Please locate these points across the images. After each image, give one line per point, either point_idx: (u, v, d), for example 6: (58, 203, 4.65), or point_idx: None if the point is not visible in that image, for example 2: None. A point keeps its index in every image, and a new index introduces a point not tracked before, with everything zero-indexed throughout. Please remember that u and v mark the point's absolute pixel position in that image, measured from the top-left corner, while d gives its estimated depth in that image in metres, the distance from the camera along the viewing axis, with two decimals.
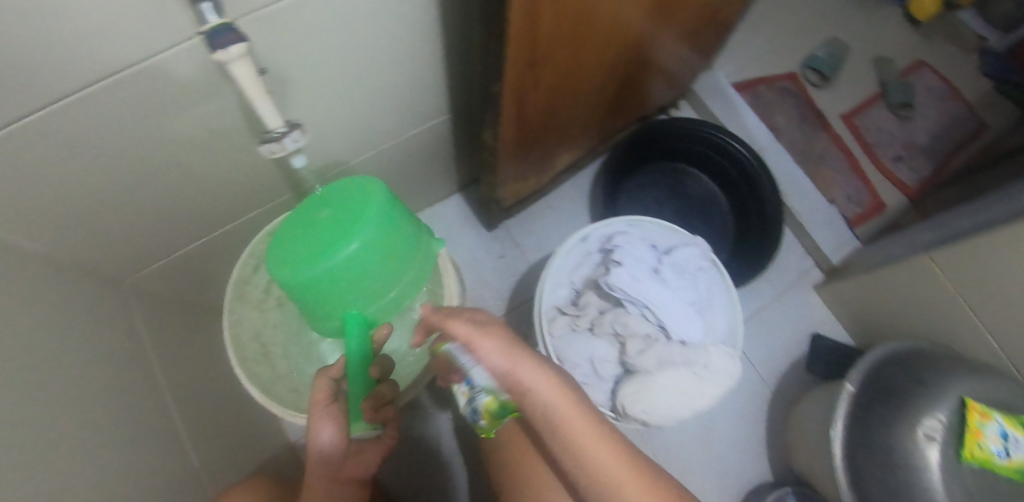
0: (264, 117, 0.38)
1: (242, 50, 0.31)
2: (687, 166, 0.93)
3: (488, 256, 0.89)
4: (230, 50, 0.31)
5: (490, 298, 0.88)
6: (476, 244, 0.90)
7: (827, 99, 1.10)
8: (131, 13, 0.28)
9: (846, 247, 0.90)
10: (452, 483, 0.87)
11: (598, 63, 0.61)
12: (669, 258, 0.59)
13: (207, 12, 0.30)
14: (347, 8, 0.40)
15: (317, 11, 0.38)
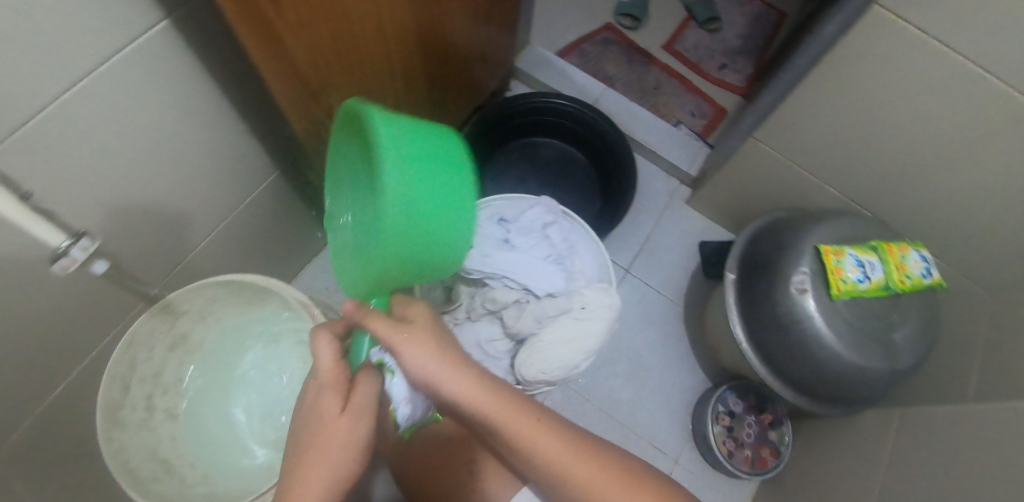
0: (42, 236, 0.41)
1: None
2: (537, 137, 0.97)
3: None
4: None
5: None
6: None
7: (644, 37, 1.19)
8: None
9: (698, 156, 0.98)
10: None
11: (392, 72, 0.64)
12: (518, 226, 0.62)
13: None
14: (101, 107, 0.39)
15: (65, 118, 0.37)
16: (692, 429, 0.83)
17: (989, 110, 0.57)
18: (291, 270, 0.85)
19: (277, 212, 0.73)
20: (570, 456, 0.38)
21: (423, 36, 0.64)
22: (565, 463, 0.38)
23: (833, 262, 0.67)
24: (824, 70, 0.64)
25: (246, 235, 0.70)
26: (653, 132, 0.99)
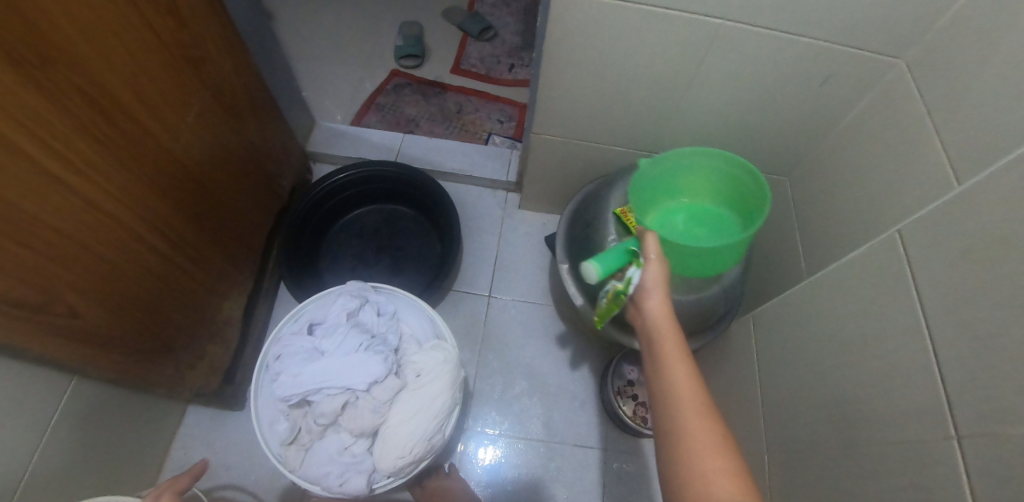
0: None
1: None
2: (355, 209, 0.97)
3: None
4: None
5: None
6: (246, 427, 0.84)
7: (430, 69, 1.23)
8: None
9: (512, 160, 1.01)
10: None
11: (151, 237, 0.61)
12: (325, 327, 0.61)
13: None
14: None
15: None
16: (605, 411, 0.84)
17: (682, 37, 0.62)
18: (154, 458, 0.79)
19: (97, 415, 0.67)
20: (680, 400, 0.42)
21: (167, 188, 0.63)
22: (675, 391, 0.43)
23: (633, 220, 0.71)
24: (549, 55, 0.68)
25: (74, 455, 0.64)
26: (465, 157, 1.01)
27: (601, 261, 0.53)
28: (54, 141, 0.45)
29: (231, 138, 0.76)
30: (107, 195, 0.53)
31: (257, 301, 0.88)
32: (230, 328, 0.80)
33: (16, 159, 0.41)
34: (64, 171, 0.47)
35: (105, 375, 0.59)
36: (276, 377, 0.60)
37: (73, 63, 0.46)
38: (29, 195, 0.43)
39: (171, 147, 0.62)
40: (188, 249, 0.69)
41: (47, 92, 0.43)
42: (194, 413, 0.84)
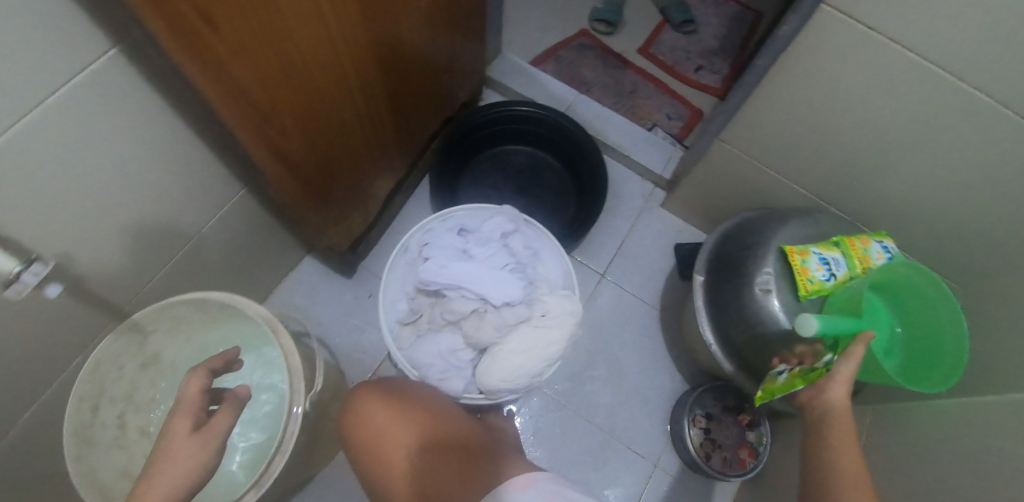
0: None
1: None
2: (510, 144, 0.98)
3: (357, 301, 0.88)
4: None
5: (375, 339, 0.87)
6: (342, 295, 0.89)
7: (618, 41, 1.20)
8: None
9: (672, 160, 0.99)
10: None
11: (351, 90, 0.64)
12: (477, 235, 0.63)
13: None
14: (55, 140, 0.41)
15: (34, 151, 0.40)
16: (670, 431, 0.82)
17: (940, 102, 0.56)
18: (265, 286, 0.86)
19: (246, 229, 0.73)
20: (843, 478, 0.46)
21: (380, 52, 0.65)
22: (836, 480, 0.46)
23: (799, 263, 0.66)
24: (790, 64, 0.62)
25: (212, 253, 0.70)
26: (629, 138, 1.00)
27: (823, 321, 0.53)
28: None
29: (439, 29, 0.77)
30: (337, 35, 0.55)
31: (399, 192, 0.91)
32: (373, 202, 0.85)
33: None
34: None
35: (278, 198, 0.64)
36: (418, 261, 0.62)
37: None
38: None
39: (398, 15, 0.64)
40: (372, 115, 0.71)
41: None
42: (306, 263, 0.90)
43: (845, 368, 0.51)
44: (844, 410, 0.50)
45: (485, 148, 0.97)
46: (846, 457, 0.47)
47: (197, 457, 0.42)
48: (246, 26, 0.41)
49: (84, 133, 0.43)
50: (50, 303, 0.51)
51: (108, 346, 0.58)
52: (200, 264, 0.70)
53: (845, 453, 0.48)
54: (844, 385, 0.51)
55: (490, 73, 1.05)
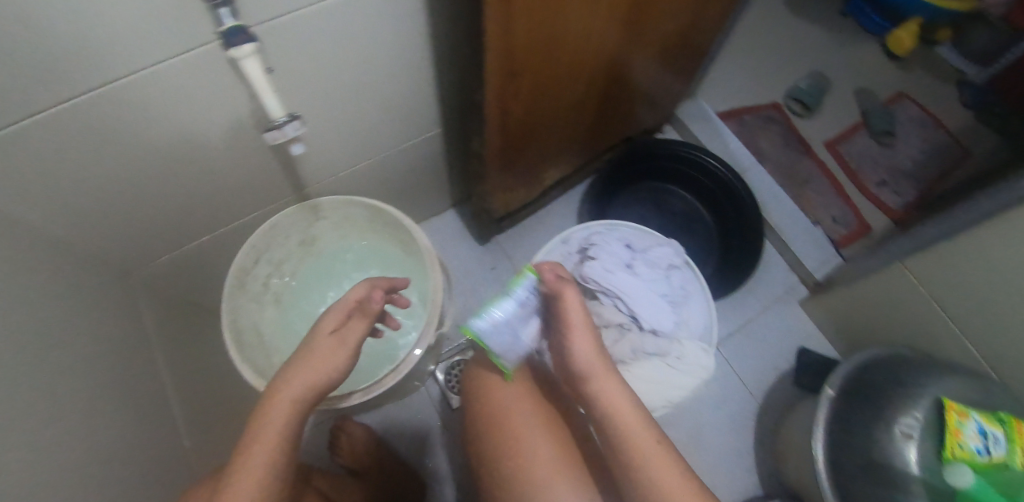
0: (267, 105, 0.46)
1: (250, 47, 0.39)
2: (672, 185, 0.98)
3: (480, 267, 0.92)
4: (243, 47, 0.39)
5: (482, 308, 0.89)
6: (468, 256, 0.92)
7: (809, 127, 1.16)
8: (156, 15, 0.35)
9: (830, 263, 0.92)
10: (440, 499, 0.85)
11: (578, 75, 0.66)
12: (643, 255, 0.63)
13: (224, 15, 0.37)
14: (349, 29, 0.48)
15: (334, 31, 0.47)
16: None
17: None
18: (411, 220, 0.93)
19: (425, 164, 0.79)
20: None
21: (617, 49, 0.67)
22: None
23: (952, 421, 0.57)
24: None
25: (393, 172, 0.77)
26: (791, 223, 0.96)
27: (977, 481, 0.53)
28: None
29: (665, 53, 0.78)
30: (599, 17, 0.56)
31: (559, 187, 0.93)
32: (540, 188, 0.86)
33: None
34: None
35: (477, 149, 0.67)
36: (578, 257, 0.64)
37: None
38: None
39: (648, 21, 0.65)
40: (577, 109, 0.74)
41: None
42: (449, 215, 0.97)
43: (574, 314, 0.45)
44: (594, 356, 0.43)
45: (647, 179, 0.98)
46: (581, 339, 0.43)
47: (325, 371, 0.43)
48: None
49: (374, 31, 0.50)
50: (267, 155, 0.60)
51: (285, 215, 0.63)
52: (379, 177, 0.77)
53: (612, 400, 0.41)
54: (580, 334, 0.44)
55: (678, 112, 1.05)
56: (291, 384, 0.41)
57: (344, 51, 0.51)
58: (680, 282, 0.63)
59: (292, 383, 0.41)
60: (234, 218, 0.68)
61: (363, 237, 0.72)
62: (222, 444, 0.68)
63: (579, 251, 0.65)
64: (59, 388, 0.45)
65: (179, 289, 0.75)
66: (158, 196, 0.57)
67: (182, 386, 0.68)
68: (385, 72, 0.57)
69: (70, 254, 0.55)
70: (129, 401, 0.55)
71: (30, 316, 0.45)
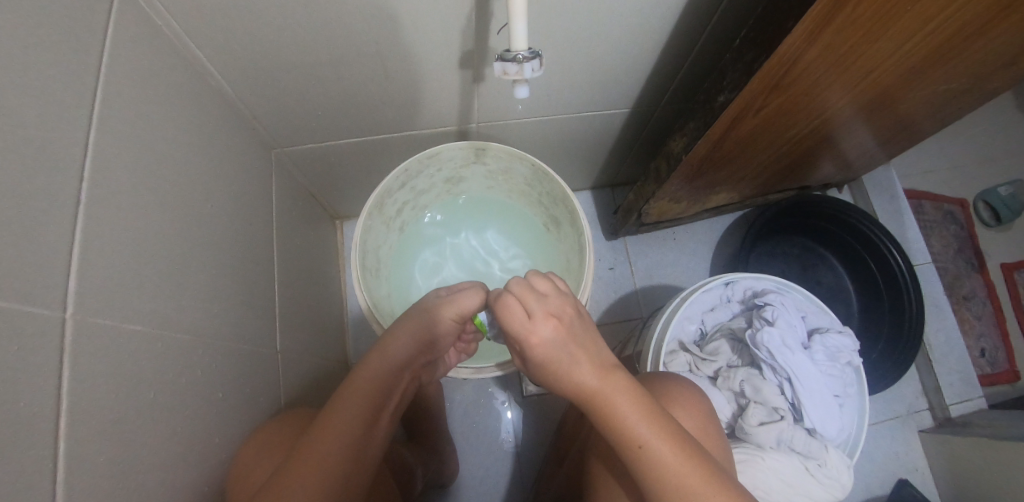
0: (517, 19, 0.37)
1: None
2: (827, 252, 0.89)
3: (597, 264, 0.91)
4: None
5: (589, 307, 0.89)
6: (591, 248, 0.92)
7: (996, 242, 0.99)
8: None
9: (970, 403, 0.83)
10: (491, 469, 0.86)
11: (812, 114, 0.61)
12: (819, 338, 0.54)
13: None
14: None
15: None
16: None
17: None
18: None
19: (594, 140, 0.76)
20: None
21: (867, 97, 0.61)
22: None
23: None
24: None
25: (546, 140, 0.75)
26: (945, 344, 0.86)
27: None
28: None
29: (890, 121, 0.72)
30: (881, 60, 0.52)
31: (707, 212, 0.87)
32: (698, 207, 0.81)
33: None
34: (941, 9, 0.45)
35: (674, 151, 0.62)
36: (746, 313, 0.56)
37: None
38: (928, 3, 0.43)
39: (913, 79, 0.59)
40: (783, 146, 0.68)
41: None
42: (584, 197, 0.94)
43: (551, 356, 0.40)
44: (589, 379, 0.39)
45: (803, 236, 0.91)
46: (565, 372, 0.39)
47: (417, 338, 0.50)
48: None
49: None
50: (450, 77, 0.60)
51: (448, 145, 0.57)
52: (529, 139, 0.75)
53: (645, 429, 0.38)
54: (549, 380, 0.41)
55: (864, 177, 0.96)
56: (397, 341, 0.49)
57: (580, 9, 0.48)
58: (845, 381, 0.54)
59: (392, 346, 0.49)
60: (375, 131, 0.70)
61: (512, 194, 0.67)
62: (306, 337, 0.73)
63: (743, 304, 0.58)
64: (184, 235, 0.47)
65: (311, 176, 0.79)
66: (312, 87, 0.59)
67: (292, 272, 0.72)
68: (609, 41, 0.53)
69: (234, 116, 0.60)
70: (249, 268, 0.58)
71: (180, 166, 0.48)
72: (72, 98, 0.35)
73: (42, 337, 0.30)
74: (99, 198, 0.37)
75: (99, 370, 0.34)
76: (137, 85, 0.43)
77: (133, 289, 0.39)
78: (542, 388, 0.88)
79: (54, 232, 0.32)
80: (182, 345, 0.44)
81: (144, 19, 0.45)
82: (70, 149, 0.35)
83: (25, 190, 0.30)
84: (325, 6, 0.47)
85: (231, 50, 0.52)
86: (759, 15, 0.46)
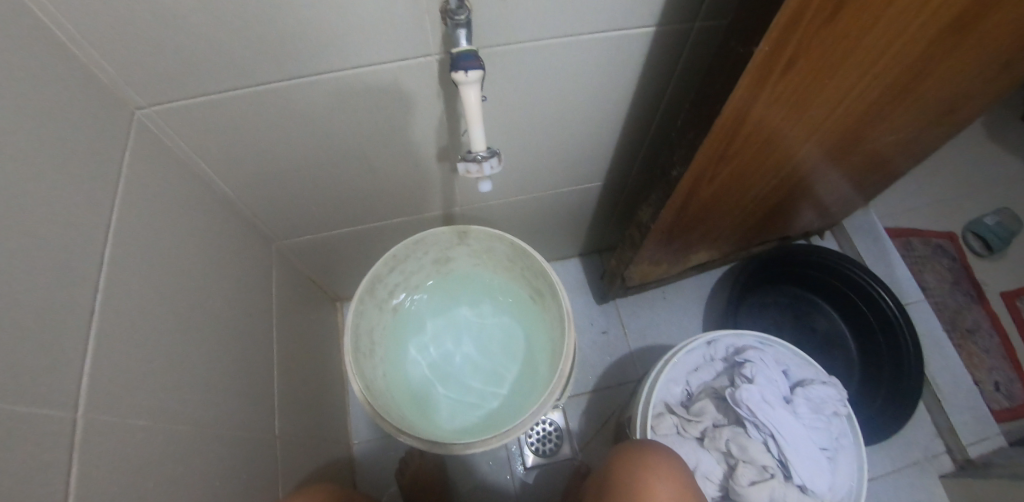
0: (473, 127, 0.42)
1: (477, 73, 0.40)
2: (818, 298, 0.90)
3: (591, 327, 0.93)
4: (469, 71, 0.40)
5: (586, 369, 0.90)
6: (583, 312, 0.94)
7: (990, 272, 0.99)
8: (393, 23, 0.43)
9: (988, 442, 0.81)
10: None
11: (770, 173, 0.65)
12: (802, 391, 0.54)
13: (462, 39, 0.40)
14: (552, 83, 0.51)
15: (537, 80, 0.50)
16: None
17: None
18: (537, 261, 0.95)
19: (573, 212, 0.80)
20: None
21: (819, 153, 0.65)
22: None
23: None
24: None
25: (527, 215, 0.80)
26: (951, 381, 0.85)
27: None
28: (893, 59, 0.49)
29: (852, 169, 0.76)
30: (819, 123, 0.57)
31: (693, 269, 0.89)
32: (681, 266, 0.84)
33: (884, 46, 0.46)
34: (858, 76, 0.50)
35: (644, 220, 0.66)
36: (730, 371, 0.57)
37: (978, 24, 0.48)
38: (843, 74, 0.48)
39: (858, 133, 0.64)
40: (751, 203, 0.71)
41: (950, 26, 0.47)
42: (573, 263, 0.98)
43: None
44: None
45: (792, 285, 0.92)
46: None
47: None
48: (802, 72, 0.45)
49: (568, 91, 0.53)
50: (430, 170, 0.66)
51: (430, 231, 0.62)
52: (511, 217, 0.80)
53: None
54: None
55: (844, 221, 0.99)
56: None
57: (537, 104, 0.54)
58: (836, 432, 0.54)
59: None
60: (367, 221, 0.76)
61: (496, 269, 0.71)
62: (306, 420, 0.75)
63: (725, 361, 0.59)
64: (188, 331, 0.51)
65: (310, 263, 0.84)
66: (306, 187, 0.65)
67: (293, 359, 0.75)
68: (568, 128, 0.59)
69: (238, 218, 0.66)
70: (250, 358, 0.62)
71: (187, 268, 0.53)
72: (92, 219, 0.41)
73: (53, 438, 0.33)
74: (111, 307, 0.41)
75: (105, 466, 0.37)
76: (152, 203, 0.49)
77: (140, 387, 0.43)
78: (546, 458, 0.85)
79: (69, 339, 0.37)
80: (184, 438, 0.47)
81: (157, 145, 0.52)
82: (88, 265, 0.40)
83: (42, 302, 0.35)
84: (312, 119, 0.54)
85: (233, 161, 0.58)
86: (693, 99, 0.51)
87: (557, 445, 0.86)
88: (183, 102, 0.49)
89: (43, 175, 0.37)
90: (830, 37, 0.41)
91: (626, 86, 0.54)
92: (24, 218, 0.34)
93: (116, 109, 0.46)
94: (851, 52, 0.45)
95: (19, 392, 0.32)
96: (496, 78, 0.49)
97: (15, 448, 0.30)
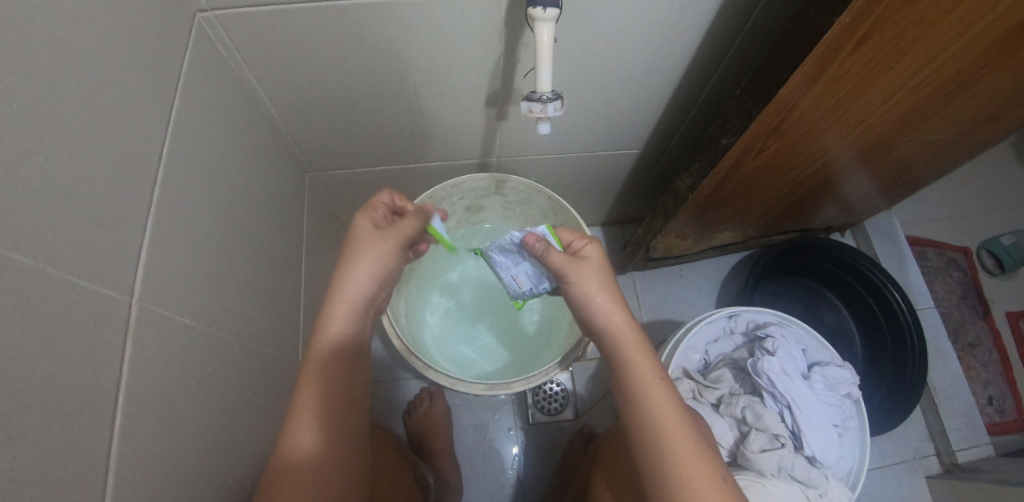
0: (544, 65, 0.42)
1: (555, 11, 0.40)
2: (832, 294, 0.91)
3: None
4: (547, 9, 0.40)
5: None
6: None
7: (1000, 292, 1.00)
8: None
9: (978, 449, 0.84)
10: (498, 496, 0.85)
11: (810, 159, 0.65)
12: (818, 371, 0.56)
13: None
14: (618, 36, 0.50)
15: (604, 32, 0.50)
16: None
17: None
18: None
19: (607, 177, 0.81)
20: None
21: (862, 146, 0.65)
22: None
23: None
24: None
25: (562, 174, 0.80)
26: (949, 388, 0.88)
27: None
28: (958, 55, 0.48)
29: (887, 168, 0.76)
30: (870, 113, 0.57)
31: (713, 249, 0.91)
32: (704, 243, 0.86)
33: (953, 38, 0.46)
34: (920, 67, 0.50)
35: (681, 191, 0.68)
36: (752, 346, 0.59)
37: None
38: (907, 61, 0.48)
39: (901, 131, 0.64)
40: (784, 188, 0.72)
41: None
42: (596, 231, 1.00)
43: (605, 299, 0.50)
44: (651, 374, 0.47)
45: (809, 277, 0.93)
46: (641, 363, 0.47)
47: (383, 277, 0.52)
48: (871, 52, 0.45)
49: (632, 47, 0.52)
50: (476, 114, 0.66)
51: (469, 177, 0.63)
52: (544, 174, 0.80)
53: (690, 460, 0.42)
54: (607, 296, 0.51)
55: (865, 221, 1.00)
56: (353, 283, 0.49)
57: (599, 57, 0.53)
58: (843, 413, 0.56)
59: (336, 314, 0.48)
60: (403, 161, 0.76)
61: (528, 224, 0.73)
62: None
63: (745, 335, 0.61)
64: (232, 241, 0.52)
65: (339, 199, 0.85)
66: (350, 118, 0.65)
67: (317, 288, 0.76)
68: (622, 87, 0.59)
69: (279, 141, 0.66)
70: (282, 279, 0.63)
71: (234, 180, 0.53)
72: (152, 115, 0.41)
73: (110, 318, 0.34)
74: (166, 202, 0.41)
75: (154, 356, 0.38)
76: (206, 112, 0.49)
77: (188, 287, 0.43)
78: (549, 416, 0.88)
79: (129, 227, 0.37)
80: (222, 342, 0.48)
81: (214, 53, 0.51)
82: (147, 157, 0.40)
83: (105, 183, 0.35)
84: (370, 47, 0.53)
85: (283, 81, 0.58)
86: (757, 68, 0.51)
87: (563, 406, 0.89)
88: (242, 12, 0.48)
89: (103, 60, 0.36)
90: (907, 19, 0.41)
91: (687, 49, 0.54)
92: (86, 95, 0.34)
93: (179, 9, 0.45)
94: (920, 41, 0.45)
95: (82, 268, 0.32)
96: (564, 24, 0.48)
97: (76, 321, 0.31)
